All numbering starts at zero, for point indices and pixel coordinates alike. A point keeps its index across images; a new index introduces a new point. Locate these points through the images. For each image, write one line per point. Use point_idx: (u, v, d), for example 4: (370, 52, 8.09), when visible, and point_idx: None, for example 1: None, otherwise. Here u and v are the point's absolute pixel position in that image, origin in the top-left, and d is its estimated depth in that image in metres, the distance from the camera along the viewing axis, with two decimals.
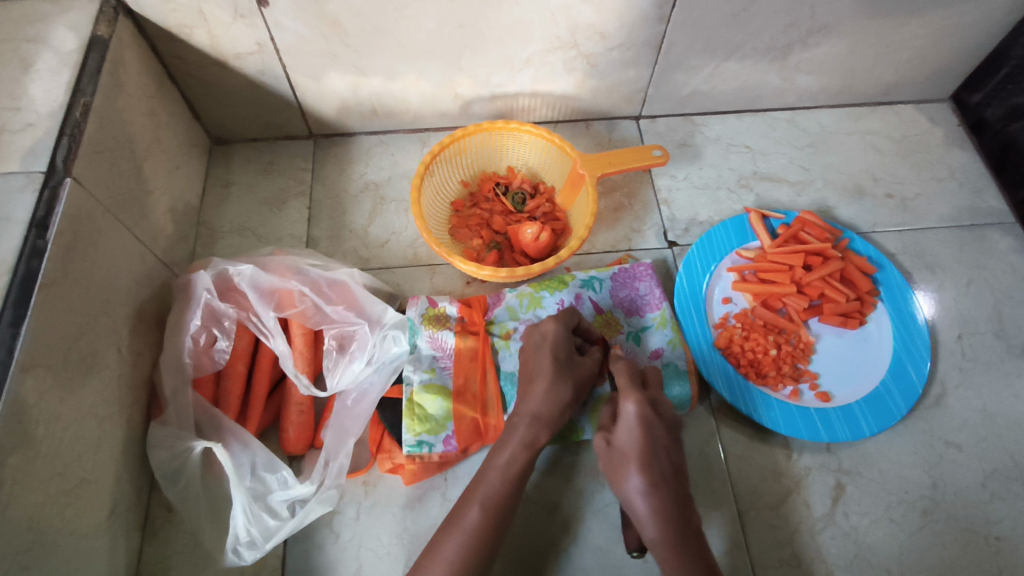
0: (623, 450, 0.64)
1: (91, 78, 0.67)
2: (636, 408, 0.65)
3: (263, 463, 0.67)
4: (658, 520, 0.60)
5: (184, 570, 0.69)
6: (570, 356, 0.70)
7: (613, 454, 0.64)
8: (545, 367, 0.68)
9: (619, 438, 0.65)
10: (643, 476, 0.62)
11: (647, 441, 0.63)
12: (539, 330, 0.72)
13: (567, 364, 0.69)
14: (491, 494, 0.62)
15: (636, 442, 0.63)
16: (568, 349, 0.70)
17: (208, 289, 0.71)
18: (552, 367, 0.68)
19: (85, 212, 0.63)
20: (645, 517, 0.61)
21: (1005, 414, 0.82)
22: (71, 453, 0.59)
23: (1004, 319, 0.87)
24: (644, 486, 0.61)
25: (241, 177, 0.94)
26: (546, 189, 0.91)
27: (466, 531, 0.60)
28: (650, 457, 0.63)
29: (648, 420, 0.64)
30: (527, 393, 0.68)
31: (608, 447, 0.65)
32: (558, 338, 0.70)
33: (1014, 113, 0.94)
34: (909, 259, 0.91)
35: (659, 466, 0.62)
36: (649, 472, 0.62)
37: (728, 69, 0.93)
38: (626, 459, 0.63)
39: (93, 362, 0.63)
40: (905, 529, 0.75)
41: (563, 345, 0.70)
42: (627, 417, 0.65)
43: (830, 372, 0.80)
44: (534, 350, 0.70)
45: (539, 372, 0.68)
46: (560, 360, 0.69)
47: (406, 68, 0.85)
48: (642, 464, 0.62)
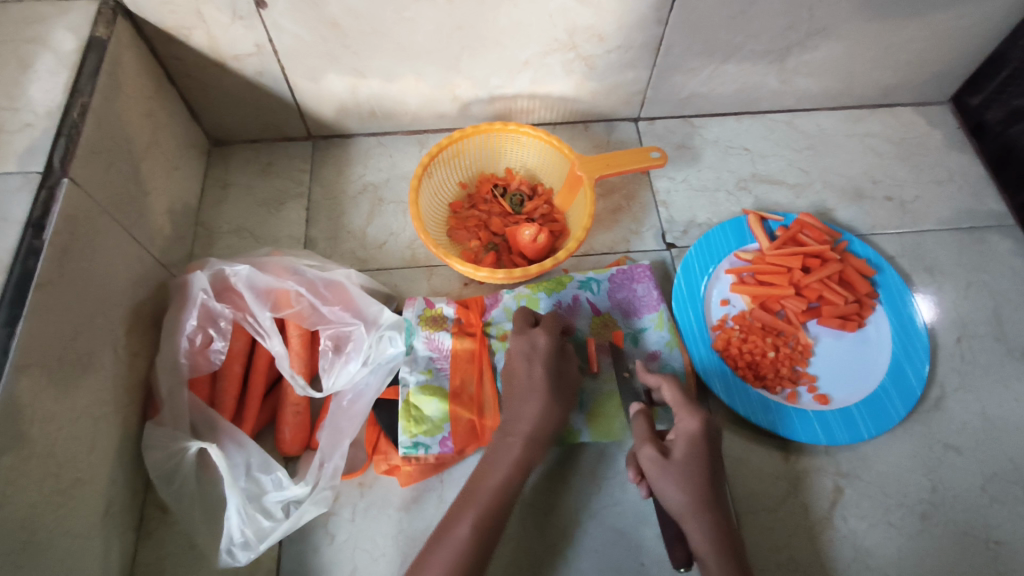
0: (680, 463, 0.62)
1: (89, 78, 0.67)
2: (699, 424, 0.64)
3: (258, 463, 0.67)
4: (712, 539, 0.59)
5: (178, 571, 0.68)
6: (560, 367, 0.70)
7: (668, 467, 0.62)
8: (539, 381, 0.68)
9: (676, 451, 0.63)
10: (700, 492, 0.61)
11: (706, 457, 0.63)
12: (528, 339, 0.71)
13: (557, 376, 0.69)
14: (486, 496, 0.62)
15: (694, 457, 0.62)
16: (557, 360, 0.70)
17: (205, 290, 0.71)
18: (544, 382, 0.68)
19: (82, 212, 0.63)
20: (697, 533, 0.60)
21: (1005, 418, 0.81)
22: (66, 453, 0.59)
23: (1004, 322, 0.87)
24: (699, 502, 0.60)
25: (239, 178, 0.94)
26: (544, 191, 0.91)
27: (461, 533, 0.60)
28: (709, 474, 0.62)
29: (709, 436, 0.64)
30: (519, 410, 0.67)
31: (660, 457, 0.63)
32: (548, 348, 0.70)
33: (1014, 116, 0.93)
34: (908, 261, 0.91)
35: (714, 486, 0.62)
36: (707, 490, 0.61)
37: (727, 71, 0.93)
38: (683, 475, 0.61)
39: (88, 362, 0.63)
40: (904, 532, 0.75)
41: (552, 355, 0.70)
42: (685, 432, 0.64)
43: (828, 375, 0.80)
44: (525, 360, 0.70)
45: (533, 387, 0.68)
46: (550, 372, 0.69)
47: (405, 69, 0.85)
48: (700, 481, 0.61)
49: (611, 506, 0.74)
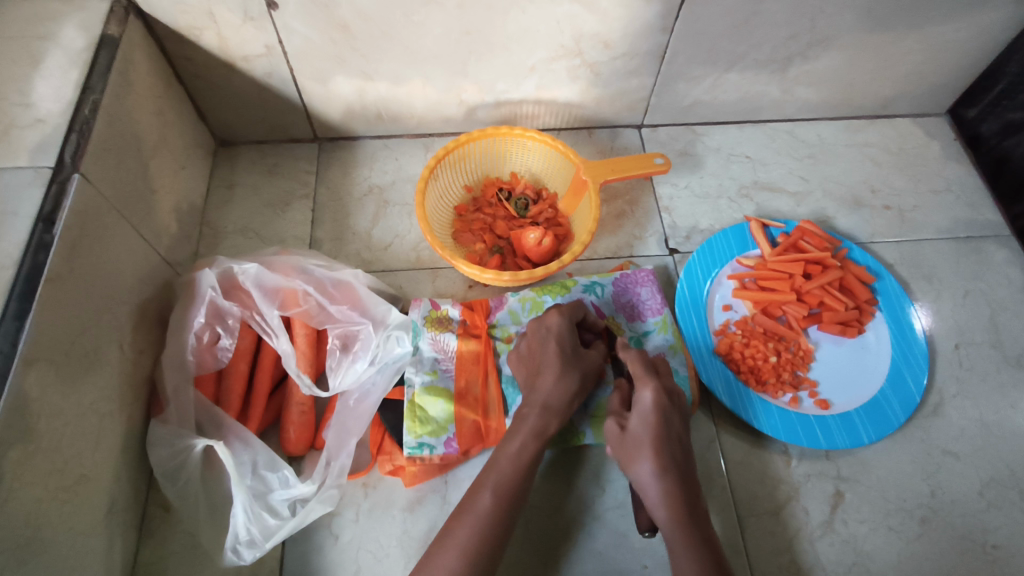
0: (637, 436, 0.65)
1: (101, 76, 0.67)
2: (653, 396, 0.66)
3: (264, 462, 0.67)
4: (669, 503, 0.62)
5: (181, 570, 0.68)
6: (575, 348, 0.71)
7: (626, 439, 0.66)
8: (553, 358, 0.69)
9: (632, 422, 0.66)
10: (656, 462, 0.63)
11: (661, 429, 0.65)
12: (543, 324, 0.72)
13: (572, 357, 0.70)
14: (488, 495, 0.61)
15: (650, 428, 0.65)
16: (573, 341, 0.71)
17: (213, 287, 0.71)
18: (559, 359, 0.69)
19: (91, 208, 0.63)
20: (655, 497, 0.63)
21: (1001, 424, 0.82)
22: (71, 448, 0.59)
23: (1000, 330, 0.88)
24: (656, 471, 0.63)
25: (245, 178, 0.94)
26: (549, 195, 0.92)
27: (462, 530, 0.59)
28: (663, 443, 0.64)
29: (663, 406, 0.66)
30: (534, 385, 0.68)
31: (620, 432, 0.67)
32: (564, 331, 0.71)
33: (1009, 128, 0.95)
34: (906, 269, 0.92)
35: (670, 456, 0.64)
36: (664, 457, 0.63)
37: (730, 80, 0.94)
38: (639, 444, 0.65)
39: (95, 359, 0.63)
40: (903, 537, 0.75)
41: (568, 337, 0.71)
42: (642, 404, 0.66)
43: (829, 380, 0.81)
44: (541, 342, 0.71)
45: (546, 364, 0.69)
46: (565, 353, 0.70)
47: (413, 72, 0.86)
48: (656, 451, 0.63)
49: (614, 509, 0.74)
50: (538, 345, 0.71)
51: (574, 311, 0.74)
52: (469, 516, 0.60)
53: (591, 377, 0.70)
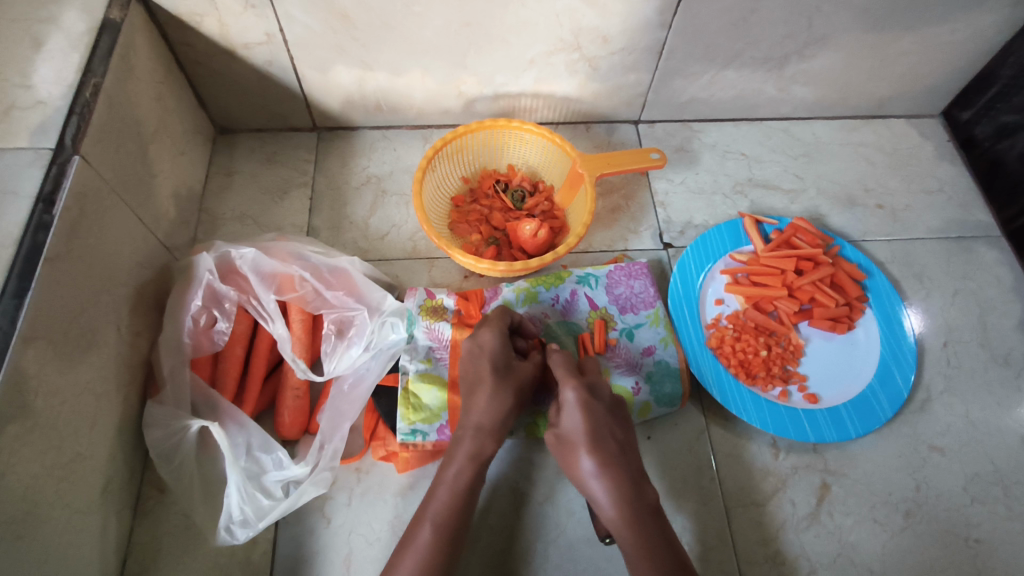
0: (569, 437, 0.67)
1: (102, 59, 0.68)
2: (575, 393, 0.67)
3: (258, 443, 0.68)
4: (614, 499, 0.63)
5: (174, 550, 0.69)
6: (509, 362, 0.70)
7: (562, 443, 0.67)
8: (487, 377, 0.69)
9: (563, 424, 0.68)
10: (593, 458, 0.64)
11: (590, 423, 0.66)
12: (476, 340, 0.71)
13: (506, 372, 0.70)
14: (460, 478, 0.65)
15: (580, 426, 0.66)
16: (505, 354, 0.70)
17: (210, 271, 0.72)
18: (491, 377, 0.69)
19: (91, 190, 0.64)
20: (600, 498, 0.64)
21: (987, 422, 0.83)
22: (68, 426, 0.60)
23: (988, 329, 0.90)
24: (595, 468, 0.64)
25: (244, 166, 0.95)
26: (546, 188, 0.92)
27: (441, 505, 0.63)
28: (596, 440, 0.65)
29: (586, 401, 0.67)
30: (470, 403, 0.69)
31: (556, 438, 0.68)
32: (495, 345, 0.70)
33: (1002, 131, 0.96)
34: (897, 267, 0.93)
35: (606, 448, 0.65)
36: (601, 455, 0.64)
37: (727, 77, 0.95)
38: (575, 445, 0.66)
39: (92, 339, 0.63)
40: (888, 529, 0.76)
41: (500, 352, 0.70)
42: (567, 403, 0.67)
43: (818, 374, 0.82)
44: (474, 362, 0.70)
45: (481, 382, 0.69)
46: (498, 369, 0.69)
47: (412, 63, 0.87)
48: (591, 448, 0.65)
49: None
50: (471, 362, 0.71)
51: (503, 317, 0.73)
52: (443, 486, 0.64)
53: (526, 389, 0.70)
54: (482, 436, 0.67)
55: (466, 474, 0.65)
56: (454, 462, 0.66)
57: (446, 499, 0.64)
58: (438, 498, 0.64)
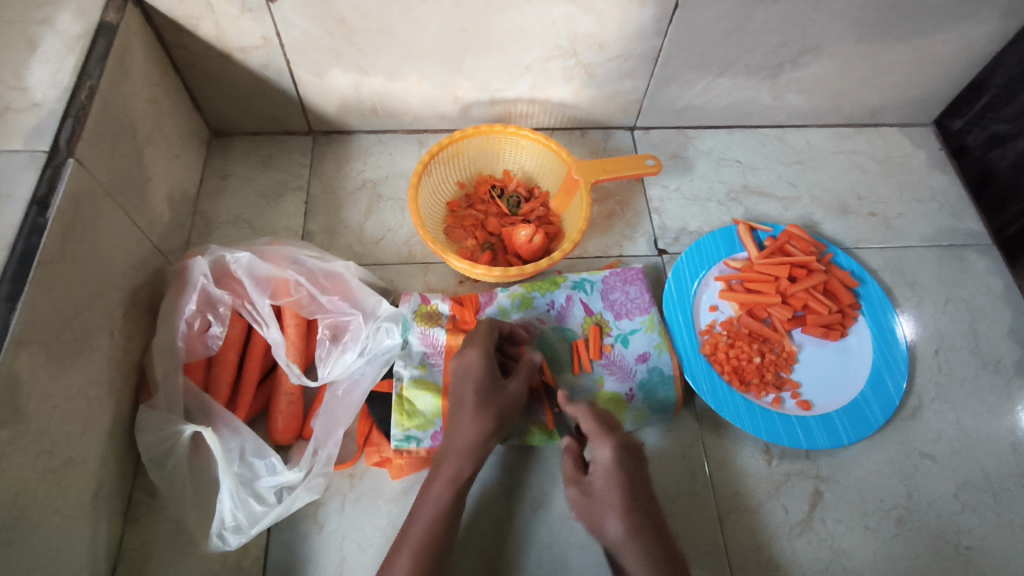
0: (601, 497, 0.67)
1: (97, 61, 0.67)
2: (612, 453, 0.68)
3: (251, 449, 0.67)
4: (645, 560, 0.63)
5: (165, 556, 0.68)
6: (493, 384, 0.70)
7: (592, 502, 0.68)
8: (469, 400, 0.69)
9: (596, 482, 0.68)
10: (624, 521, 0.65)
11: (625, 485, 0.67)
12: (462, 362, 0.71)
13: (490, 394, 0.69)
14: (440, 499, 0.65)
15: (614, 489, 0.67)
16: (489, 378, 0.70)
17: (205, 275, 0.72)
18: (474, 403, 0.68)
19: (85, 193, 0.63)
20: (630, 559, 0.64)
21: (978, 428, 0.84)
22: (60, 431, 0.59)
23: (979, 336, 0.90)
24: (625, 530, 0.65)
25: (239, 169, 0.94)
26: (541, 194, 0.93)
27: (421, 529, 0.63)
28: (630, 503, 0.66)
29: (623, 463, 0.68)
30: (453, 428, 0.68)
31: (585, 495, 0.69)
32: (478, 371, 0.69)
33: (993, 140, 0.97)
34: (889, 275, 0.94)
35: (638, 509, 0.66)
36: (632, 518, 0.65)
37: (722, 85, 0.96)
38: (607, 506, 0.66)
39: (85, 343, 0.63)
40: (879, 536, 0.77)
41: (484, 376, 0.69)
42: (603, 462, 0.68)
43: (811, 382, 0.82)
44: (458, 383, 0.70)
45: (463, 406, 0.69)
46: (481, 393, 0.69)
47: (408, 68, 0.87)
48: (623, 509, 0.66)
49: None
50: (456, 386, 0.70)
51: (490, 333, 0.73)
52: (426, 507, 0.65)
53: (509, 412, 0.70)
54: (466, 451, 0.67)
55: (447, 495, 0.66)
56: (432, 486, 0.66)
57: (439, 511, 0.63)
58: (419, 524, 0.64)
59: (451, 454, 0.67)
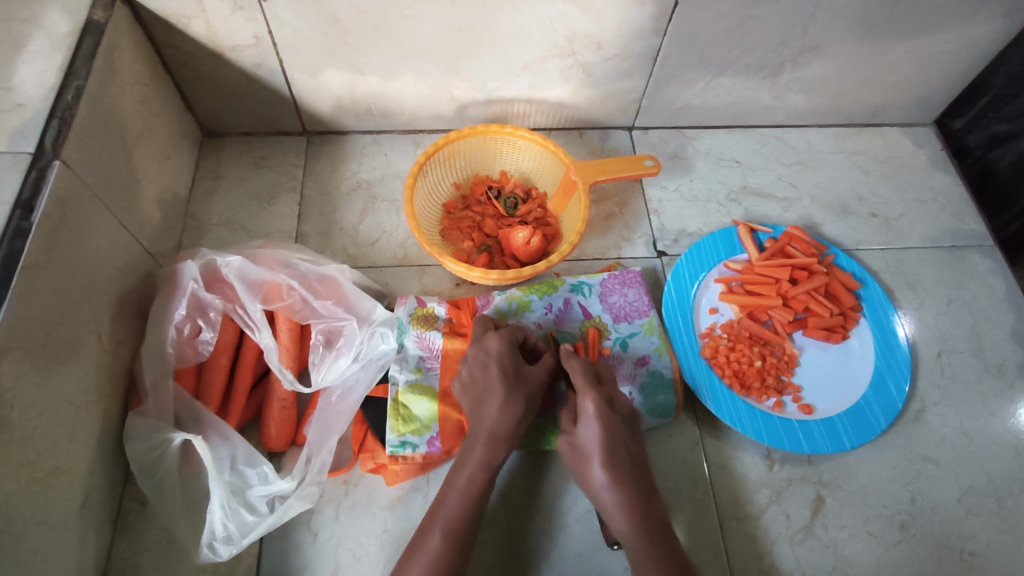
0: (585, 446, 0.67)
1: (85, 61, 0.66)
2: (595, 405, 0.67)
3: (243, 457, 0.66)
4: (624, 509, 0.64)
5: (156, 566, 0.67)
6: (518, 369, 0.69)
7: (577, 453, 0.68)
8: (496, 384, 0.68)
9: (580, 433, 0.68)
10: (606, 471, 0.65)
11: (607, 435, 0.67)
12: (483, 348, 0.70)
13: (516, 378, 0.69)
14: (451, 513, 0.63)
15: (598, 438, 0.67)
16: (514, 362, 0.69)
17: (195, 280, 0.70)
18: (502, 385, 0.67)
19: (72, 196, 0.62)
20: (611, 506, 0.65)
21: (981, 432, 0.83)
22: (46, 440, 0.58)
23: (982, 338, 0.89)
24: (608, 480, 0.65)
25: (231, 170, 0.93)
26: (539, 195, 0.91)
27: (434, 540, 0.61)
28: (612, 452, 0.66)
29: (605, 413, 0.67)
30: (480, 412, 0.67)
31: (572, 446, 0.68)
32: (504, 354, 0.69)
33: (994, 140, 0.96)
34: (891, 277, 0.93)
35: (621, 462, 0.66)
36: (614, 467, 0.65)
37: (721, 84, 0.94)
38: (591, 455, 0.67)
39: (72, 349, 0.61)
40: (883, 542, 0.76)
41: (509, 359, 0.69)
42: (586, 415, 0.68)
43: (812, 385, 0.81)
44: (481, 368, 0.69)
45: (491, 390, 0.67)
46: (508, 376, 0.68)
47: (404, 68, 0.86)
48: (605, 460, 0.66)
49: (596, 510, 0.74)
50: (479, 371, 0.69)
51: (486, 324, 0.74)
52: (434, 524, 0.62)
53: (534, 399, 0.69)
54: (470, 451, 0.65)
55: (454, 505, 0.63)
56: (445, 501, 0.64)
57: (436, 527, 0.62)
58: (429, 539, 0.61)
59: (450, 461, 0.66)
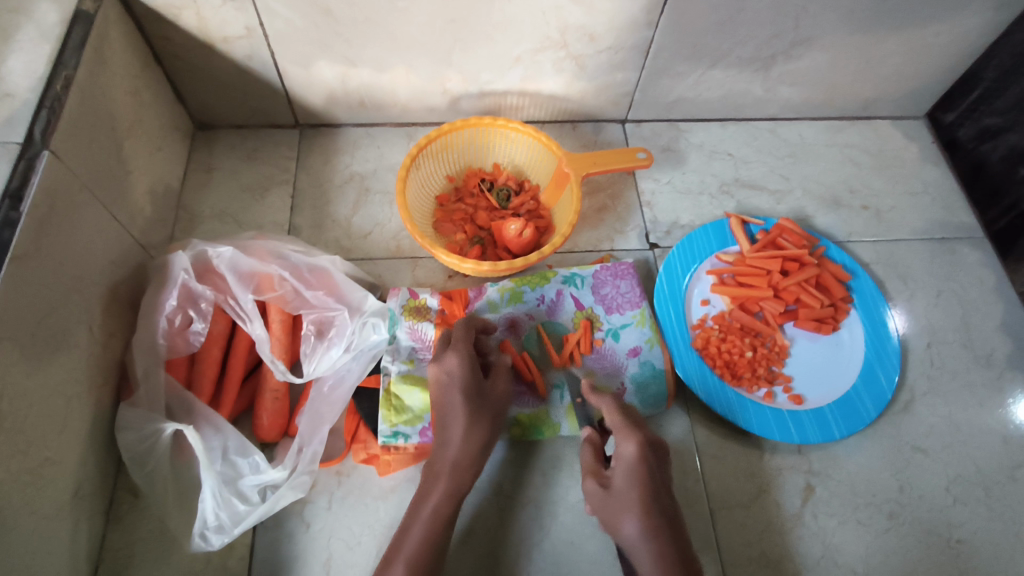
0: (620, 496, 0.63)
1: (74, 52, 0.66)
2: (637, 449, 0.64)
3: (235, 447, 0.66)
4: (662, 568, 0.60)
5: (148, 556, 0.67)
6: (479, 388, 0.69)
7: (611, 501, 0.64)
8: (458, 407, 0.67)
9: (616, 480, 0.64)
10: (642, 523, 0.61)
11: (645, 484, 0.63)
12: (443, 367, 0.69)
13: (477, 398, 0.68)
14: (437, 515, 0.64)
15: (636, 486, 0.63)
16: (474, 382, 0.68)
17: (186, 270, 0.70)
18: (466, 411, 0.67)
19: (61, 186, 0.62)
20: (646, 563, 0.60)
21: (970, 422, 0.84)
22: (36, 430, 0.58)
23: (971, 330, 0.90)
24: (643, 532, 0.61)
25: (223, 163, 0.93)
26: (531, 187, 0.92)
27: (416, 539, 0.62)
28: (650, 504, 0.62)
29: (647, 461, 0.64)
30: (444, 440, 0.67)
31: (605, 490, 0.65)
32: (464, 375, 0.68)
33: (985, 133, 0.97)
34: (881, 269, 0.94)
35: (659, 514, 0.62)
36: (652, 521, 0.61)
37: (714, 77, 0.95)
38: (626, 505, 0.63)
39: (63, 340, 0.61)
40: (872, 530, 0.76)
41: (470, 380, 0.68)
42: (625, 458, 0.64)
43: (803, 375, 0.82)
44: (443, 389, 0.68)
45: (453, 413, 0.67)
46: (470, 397, 0.68)
47: (396, 60, 0.85)
48: (643, 511, 0.61)
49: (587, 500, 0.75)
50: (442, 392, 0.68)
51: (469, 328, 0.72)
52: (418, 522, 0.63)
53: (498, 416, 0.70)
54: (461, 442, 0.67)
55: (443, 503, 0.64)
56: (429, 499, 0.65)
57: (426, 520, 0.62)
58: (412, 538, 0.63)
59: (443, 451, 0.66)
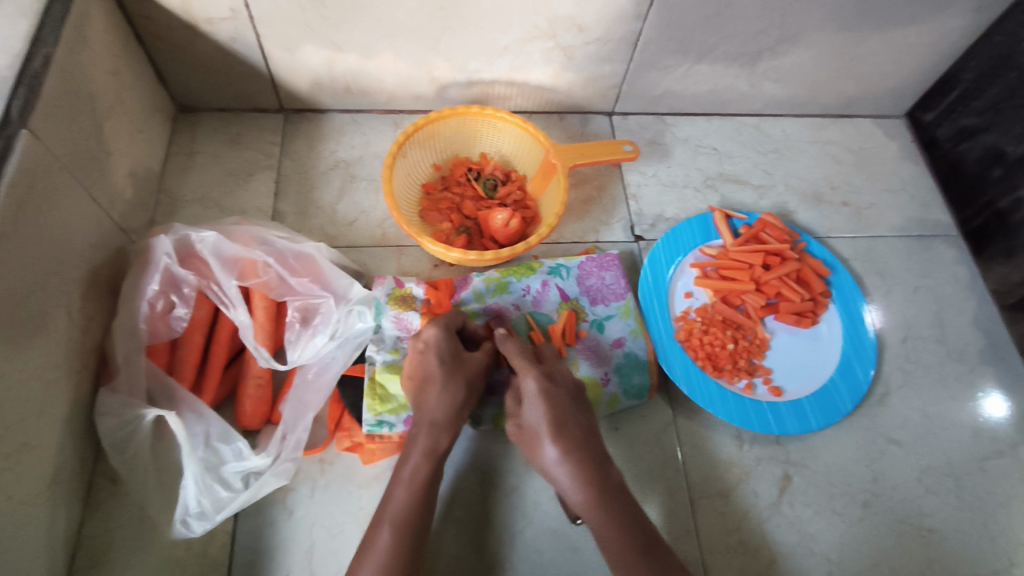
0: (534, 427, 0.66)
1: (52, 29, 0.64)
2: (537, 382, 0.67)
3: (218, 433, 0.66)
4: (579, 483, 0.63)
5: (127, 544, 0.66)
6: (457, 353, 0.70)
7: (526, 433, 0.67)
8: (433, 371, 0.68)
9: (528, 416, 0.67)
10: (557, 446, 0.64)
11: (552, 412, 0.66)
12: (421, 337, 0.70)
13: (455, 363, 0.69)
14: (420, 473, 0.64)
15: (542, 417, 0.66)
16: (451, 347, 0.70)
17: (168, 254, 0.69)
18: (441, 373, 0.68)
19: (39, 166, 0.60)
20: (565, 481, 0.64)
21: (942, 415, 0.86)
22: (13, 415, 0.57)
23: (945, 325, 0.92)
24: (558, 455, 0.64)
25: (206, 147, 0.91)
26: (518, 177, 0.92)
27: (404, 510, 0.63)
28: (559, 426, 0.65)
29: (548, 391, 0.67)
30: (420, 401, 0.68)
31: (520, 429, 0.68)
32: (440, 341, 0.69)
33: (962, 134, 0.99)
34: (860, 265, 0.96)
35: (570, 435, 0.65)
36: (564, 440, 0.64)
37: (700, 71, 0.95)
38: (538, 434, 0.66)
39: (41, 323, 0.60)
40: (846, 519, 0.78)
41: (447, 345, 0.69)
42: (529, 394, 0.67)
43: (782, 368, 0.83)
44: (420, 356, 0.70)
45: (430, 378, 0.68)
46: (446, 361, 0.69)
47: (383, 46, 0.85)
48: (553, 434, 0.65)
49: None
50: (418, 360, 0.70)
51: (455, 317, 0.73)
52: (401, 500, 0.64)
53: (475, 382, 0.70)
54: (444, 435, 0.67)
55: (430, 477, 0.65)
56: (412, 460, 0.65)
57: (408, 500, 0.63)
58: (397, 498, 0.63)
59: (422, 434, 0.66)
